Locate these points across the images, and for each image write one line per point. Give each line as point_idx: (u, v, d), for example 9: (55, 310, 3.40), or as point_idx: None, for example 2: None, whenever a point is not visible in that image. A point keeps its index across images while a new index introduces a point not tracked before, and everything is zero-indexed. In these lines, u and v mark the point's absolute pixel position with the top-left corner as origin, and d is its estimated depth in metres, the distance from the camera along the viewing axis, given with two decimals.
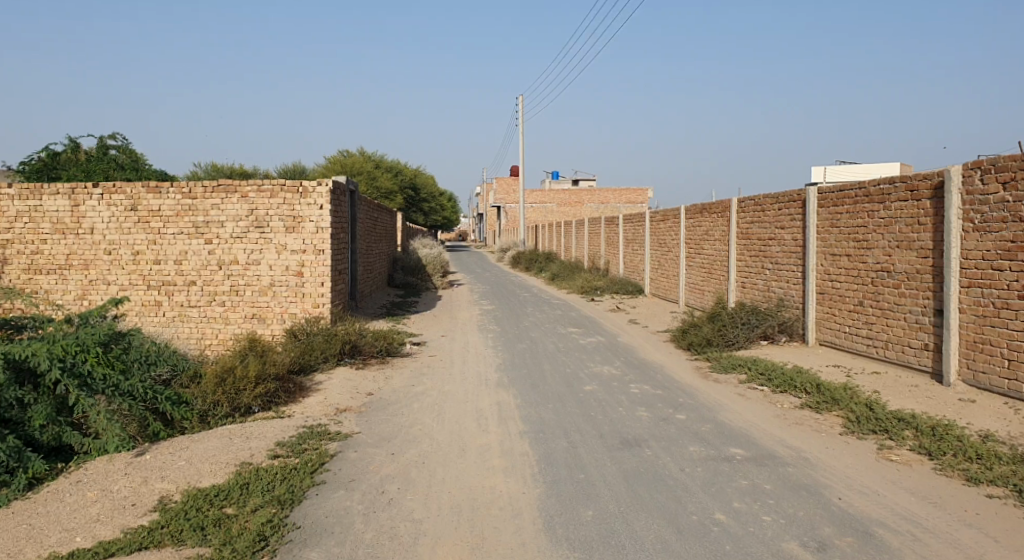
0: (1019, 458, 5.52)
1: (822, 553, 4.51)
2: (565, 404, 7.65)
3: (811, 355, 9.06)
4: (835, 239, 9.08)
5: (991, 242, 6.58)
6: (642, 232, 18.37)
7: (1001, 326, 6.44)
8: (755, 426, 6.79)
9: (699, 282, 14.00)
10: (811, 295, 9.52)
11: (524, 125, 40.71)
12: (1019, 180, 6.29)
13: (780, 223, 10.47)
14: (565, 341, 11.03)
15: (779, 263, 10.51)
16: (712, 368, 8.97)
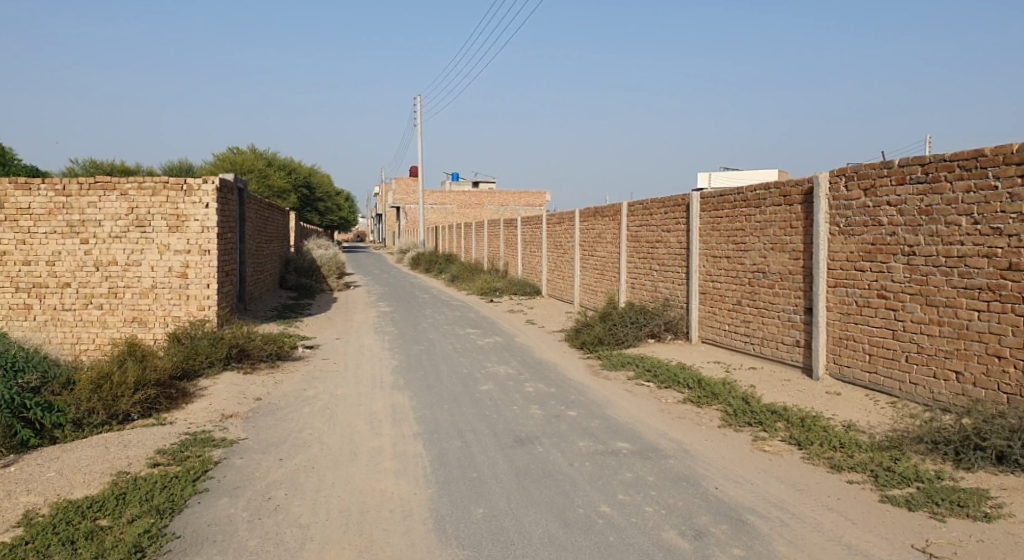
0: (877, 445, 5.97)
1: (697, 540, 4.98)
2: (459, 403, 7.64)
3: (695, 353, 9.42)
4: (716, 241, 9.49)
5: (854, 244, 7.03)
6: (539, 234, 18.69)
7: (863, 323, 6.92)
8: (641, 420, 6.99)
9: (593, 282, 14.35)
10: (694, 295, 9.94)
11: (420, 126, 41.44)
12: (877, 187, 6.74)
13: (667, 227, 10.86)
14: (461, 343, 11.02)
15: (664, 265, 10.92)
16: (604, 365, 9.18)
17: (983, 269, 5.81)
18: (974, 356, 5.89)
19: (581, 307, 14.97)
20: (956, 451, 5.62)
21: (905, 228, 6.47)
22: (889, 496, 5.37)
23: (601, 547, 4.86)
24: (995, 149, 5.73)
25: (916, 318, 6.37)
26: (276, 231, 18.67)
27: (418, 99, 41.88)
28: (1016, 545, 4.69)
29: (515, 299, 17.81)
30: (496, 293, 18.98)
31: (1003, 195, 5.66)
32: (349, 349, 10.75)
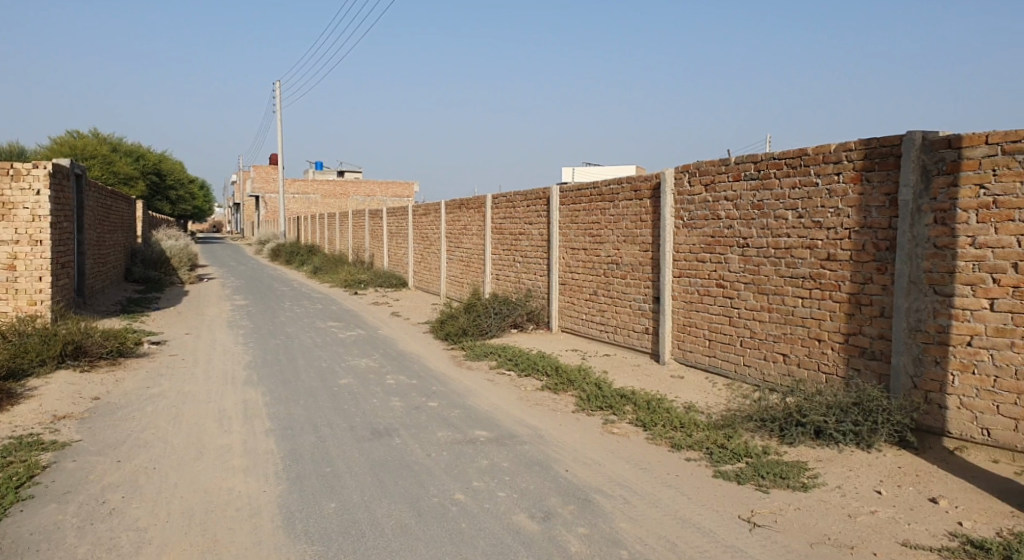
0: (713, 424, 6.40)
1: (545, 521, 5.15)
2: (316, 397, 7.52)
3: (555, 342, 9.72)
4: (574, 234, 9.81)
5: (696, 236, 7.52)
6: (405, 226, 18.66)
7: (704, 311, 7.43)
8: (499, 408, 7.15)
9: (459, 274, 14.47)
10: (555, 286, 10.24)
11: (281, 114, 40.30)
12: (716, 183, 7.24)
13: (529, 219, 11.11)
14: (321, 336, 10.81)
15: (527, 257, 11.18)
16: (467, 356, 9.30)
17: (806, 260, 6.42)
18: (798, 339, 6.51)
19: (447, 298, 15.08)
20: (780, 427, 6.11)
21: (740, 221, 7.00)
22: (722, 471, 5.76)
23: (452, 534, 4.93)
24: (816, 148, 6.31)
25: (750, 305, 6.93)
26: (121, 219, 17.41)
27: (278, 86, 40.78)
28: (827, 511, 5.19)
29: (380, 292, 17.70)
30: (362, 286, 18.76)
31: (823, 191, 6.27)
32: (201, 345, 10.31)
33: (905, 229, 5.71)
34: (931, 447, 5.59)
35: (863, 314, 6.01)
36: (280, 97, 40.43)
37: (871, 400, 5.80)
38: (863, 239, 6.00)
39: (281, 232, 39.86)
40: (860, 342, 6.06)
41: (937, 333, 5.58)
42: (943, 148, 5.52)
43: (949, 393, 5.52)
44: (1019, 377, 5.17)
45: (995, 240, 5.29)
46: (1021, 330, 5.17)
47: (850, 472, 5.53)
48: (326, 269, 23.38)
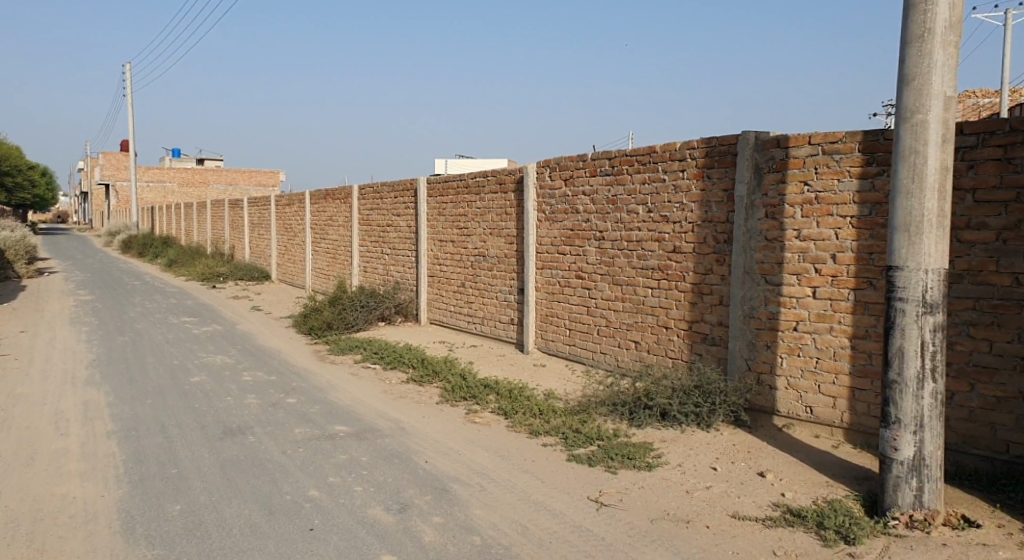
0: (570, 410, 6.67)
1: (401, 513, 5.16)
2: (166, 396, 7.21)
3: (423, 333, 9.83)
4: (441, 226, 9.88)
5: (557, 229, 7.85)
6: (268, 216, 18.18)
7: (565, 301, 7.79)
8: (360, 402, 7.12)
9: (325, 265, 14.21)
10: (422, 278, 10.28)
11: (131, 97, 38.08)
12: (575, 179, 7.59)
13: (396, 211, 11.10)
14: (175, 333, 10.33)
15: (394, 248, 11.17)
16: (330, 350, 9.18)
17: (655, 252, 6.88)
18: (648, 327, 6.95)
19: (313, 291, 14.80)
20: (630, 411, 6.50)
21: (596, 215, 7.39)
22: (575, 455, 5.98)
23: (304, 531, 4.86)
24: (663, 147, 6.75)
25: (606, 295, 7.33)
26: None
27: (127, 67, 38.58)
28: (667, 488, 5.51)
29: (239, 285, 17.09)
30: (221, 278, 18.08)
31: (670, 187, 6.72)
32: (37, 344, 9.61)
33: (740, 223, 6.17)
34: (761, 425, 6.12)
35: (705, 302, 6.50)
36: (130, 80, 38.23)
37: (710, 382, 6.30)
38: (704, 232, 6.48)
39: (132, 221, 37.57)
40: (702, 329, 6.55)
41: (767, 319, 6.08)
42: (772, 148, 5.99)
43: (779, 374, 6.03)
44: (836, 358, 5.68)
45: (817, 234, 5.75)
46: (838, 316, 5.66)
47: (690, 450, 5.94)
48: (184, 262, 22.26)
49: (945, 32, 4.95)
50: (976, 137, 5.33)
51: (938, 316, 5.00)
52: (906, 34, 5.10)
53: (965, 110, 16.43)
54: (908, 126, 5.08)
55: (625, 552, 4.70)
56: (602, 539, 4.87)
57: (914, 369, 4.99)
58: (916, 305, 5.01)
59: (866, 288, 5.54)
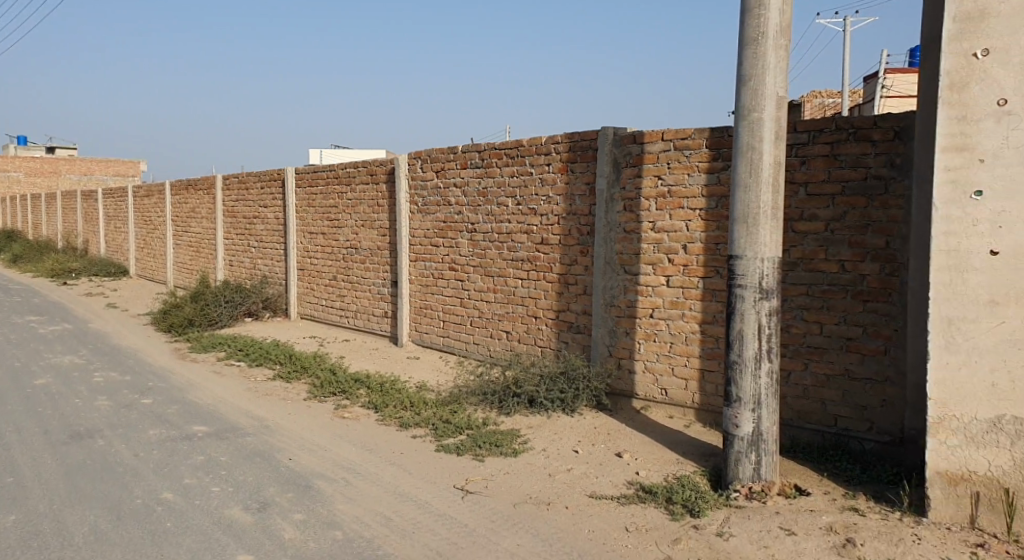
0: (440, 401, 6.77)
1: (260, 512, 5.05)
2: (5, 401, 6.75)
3: (294, 329, 9.78)
4: (311, 218, 9.80)
5: (430, 222, 7.96)
6: (125, 209, 17.29)
7: (438, 294, 7.92)
8: (223, 401, 6.93)
9: (191, 259, 13.61)
10: (292, 270, 10.23)
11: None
12: (446, 171, 7.70)
13: (263, 202, 10.87)
14: (18, 334, 9.64)
15: (263, 241, 10.97)
16: (192, 348, 8.86)
17: (524, 244, 7.05)
18: (518, 317, 7.14)
19: (175, 288, 14.25)
20: (500, 399, 6.63)
21: (468, 208, 7.52)
22: (443, 445, 6.05)
23: (154, 535, 4.68)
24: (530, 141, 6.92)
25: (478, 286, 7.48)
26: None
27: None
28: (532, 473, 5.66)
29: (97, 283, 16.10)
30: (73, 275, 17.07)
31: (537, 180, 6.89)
32: None
33: (600, 215, 6.41)
34: (622, 408, 6.41)
35: (570, 292, 6.72)
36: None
37: (574, 369, 6.53)
38: (569, 224, 6.68)
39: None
40: (568, 318, 6.77)
41: (626, 307, 6.36)
42: (629, 143, 6.24)
43: (637, 359, 6.32)
44: (688, 342, 6.01)
45: (669, 225, 6.05)
46: (689, 303, 5.98)
47: (554, 435, 6.13)
48: (36, 258, 20.68)
49: (777, 37, 5.30)
50: (807, 135, 5.75)
51: (772, 301, 5.37)
52: (742, 38, 5.43)
53: (812, 110, 17.65)
54: (746, 124, 5.41)
55: (486, 538, 4.79)
56: (464, 526, 4.95)
57: (751, 350, 5.34)
58: (753, 291, 5.36)
59: (713, 276, 5.88)
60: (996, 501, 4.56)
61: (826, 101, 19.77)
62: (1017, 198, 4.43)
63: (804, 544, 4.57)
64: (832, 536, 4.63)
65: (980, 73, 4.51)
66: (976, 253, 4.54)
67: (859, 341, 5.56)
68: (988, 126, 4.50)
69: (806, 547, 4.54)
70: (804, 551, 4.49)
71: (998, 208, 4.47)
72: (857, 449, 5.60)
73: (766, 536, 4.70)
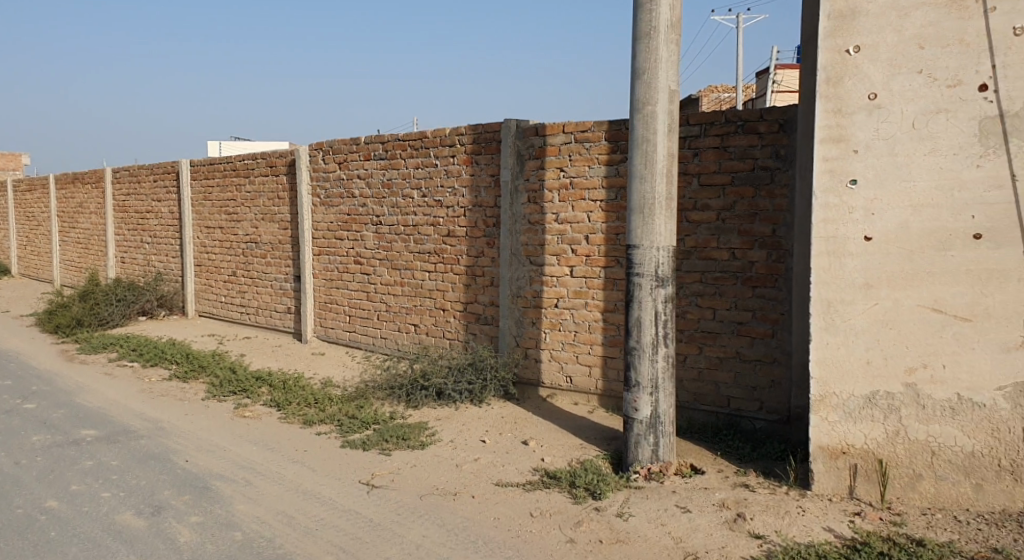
0: (346, 397, 6.70)
1: (154, 516, 4.86)
2: None
3: (189, 327, 9.52)
4: (208, 211, 9.53)
5: (333, 214, 7.88)
6: (5, 205, 16.29)
7: (344, 288, 7.84)
8: (115, 404, 6.65)
9: (81, 257, 12.91)
10: (188, 266, 9.95)
11: None
12: (349, 162, 7.64)
13: (156, 197, 10.49)
14: None
15: (156, 237, 10.60)
16: (82, 349, 8.46)
17: (430, 236, 7.04)
18: (426, 310, 7.13)
19: (61, 287, 13.55)
20: (408, 393, 6.61)
21: (372, 200, 7.47)
22: (349, 441, 5.97)
23: (37, 545, 4.43)
24: (434, 132, 6.92)
25: (385, 280, 7.44)
26: None
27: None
28: (439, 464, 5.66)
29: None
30: None
31: (442, 172, 6.90)
32: None
33: (505, 207, 6.45)
34: (529, 397, 6.51)
35: (478, 284, 6.75)
36: None
37: (482, 359, 6.58)
38: (475, 216, 6.71)
39: None
40: (476, 310, 6.81)
41: (533, 298, 6.43)
42: (531, 135, 6.31)
43: (543, 348, 6.42)
44: (592, 330, 6.15)
45: (572, 217, 6.14)
46: (592, 292, 6.11)
47: (462, 427, 6.15)
48: None
49: (667, 32, 5.42)
50: (699, 127, 5.97)
51: (668, 289, 5.51)
52: (636, 32, 5.54)
53: (710, 105, 18.62)
54: (641, 116, 5.53)
55: (390, 530, 4.75)
56: (368, 520, 4.90)
57: (648, 337, 5.47)
58: (650, 280, 5.49)
59: (615, 266, 6.02)
60: (871, 472, 4.83)
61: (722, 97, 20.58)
62: (886, 187, 4.68)
63: (698, 521, 4.74)
64: (724, 512, 4.82)
65: (853, 68, 4.74)
66: (851, 239, 4.76)
67: (749, 324, 5.81)
68: (860, 119, 4.73)
69: (699, 524, 4.71)
70: (698, 527, 4.66)
71: (870, 196, 4.71)
72: (748, 428, 5.88)
73: (664, 514, 4.86)
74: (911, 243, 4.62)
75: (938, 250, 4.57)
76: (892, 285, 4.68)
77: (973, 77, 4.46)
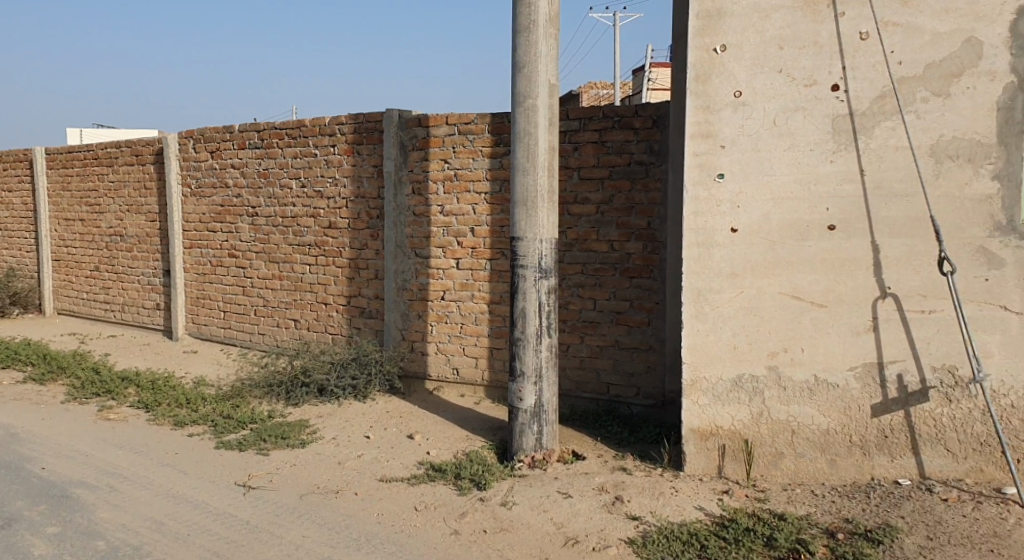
0: (220, 397, 6.47)
1: (4, 529, 4.49)
2: None
3: (47, 326, 8.99)
4: (67, 203, 9.01)
5: (205, 205, 7.62)
6: None
7: (217, 282, 7.62)
8: None
9: None
10: (46, 261, 9.38)
11: None
12: (222, 151, 7.41)
13: (7, 186, 9.79)
14: None
15: (8, 230, 9.90)
16: None
17: (311, 228, 6.88)
18: (307, 304, 6.98)
19: None
20: (287, 390, 6.43)
21: (248, 190, 7.26)
22: (224, 442, 5.75)
23: None
24: (312, 121, 6.76)
25: (263, 273, 7.25)
26: None
27: None
28: (320, 461, 5.54)
29: None
30: None
31: (322, 162, 6.74)
32: None
33: (389, 199, 6.36)
34: (414, 391, 6.47)
35: (361, 277, 6.64)
36: None
37: (366, 354, 6.47)
38: (357, 208, 6.58)
39: None
40: (359, 303, 6.70)
41: (418, 291, 6.38)
42: (414, 126, 6.23)
43: (429, 341, 6.39)
44: (478, 322, 6.16)
45: (457, 209, 6.12)
46: (478, 284, 6.12)
47: (345, 423, 6.04)
48: None
49: (546, 26, 5.40)
50: (578, 121, 6.08)
51: (551, 280, 5.55)
52: (515, 26, 5.48)
53: (589, 100, 19.56)
54: (522, 110, 5.50)
55: (269, 532, 4.56)
56: (245, 522, 4.69)
57: (532, 328, 5.50)
58: (533, 271, 5.51)
59: (500, 257, 6.05)
60: (738, 451, 5.07)
61: (603, 94, 21.27)
62: (750, 180, 4.91)
63: (579, 506, 4.84)
64: (603, 496, 4.94)
65: (719, 67, 4.94)
66: (719, 230, 4.96)
67: (627, 313, 6.01)
68: (727, 116, 4.94)
69: (580, 508, 4.81)
70: (578, 512, 4.75)
71: (736, 189, 4.93)
72: (626, 412, 6.08)
73: (546, 501, 4.93)
74: (772, 233, 4.87)
75: (796, 240, 4.83)
76: (755, 274, 4.91)
77: (826, 78, 4.73)
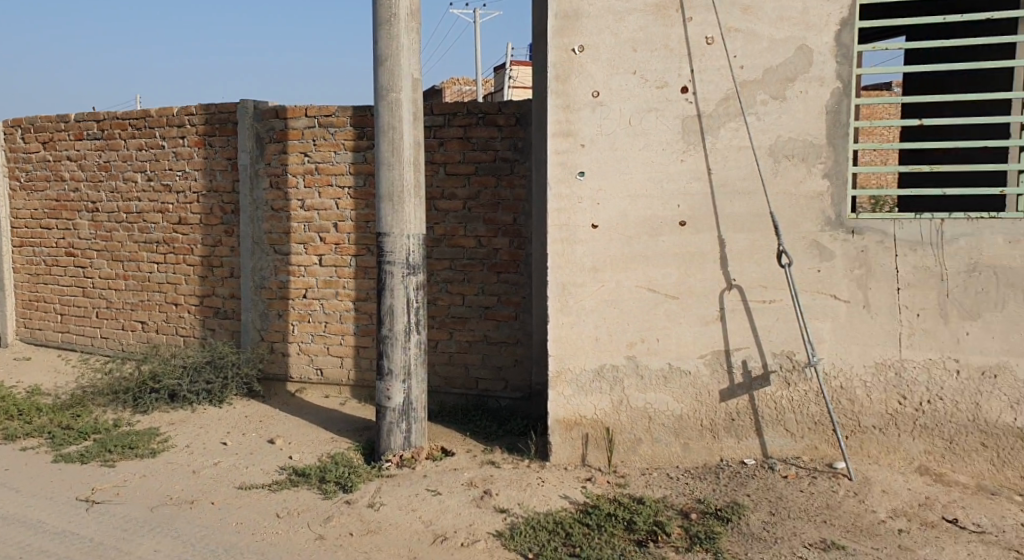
0: (56, 407, 6.04)
1: None
2: None
3: None
4: None
5: (37, 200, 7.27)
6: None
7: (52, 282, 7.27)
8: None
9: None
10: None
11: None
12: (56, 141, 7.09)
13: None
14: None
15: None
16: None
17: (158, 224, 6.57)
18: (155, 305, 6.67)
19: None
20: (134, 397, 6.06)
21: (86, 184, 6.93)
22: (62, 455, 5.33)
23: None
24: (159, 112, 6.49)
25: (104, 273, 6.91)
26: None
27: None
28: (172, 470, 5.24)
29: None
30: None
31: (170, 154, 6.46)
32: None
33: (245, 193, 6.11)
34: (275, 394, 6.27)
35: (215, 276, 6.37)
36: None
37: (222, 356, 6.20)
38: (209, 203, 6.31)
39: None
40: (214, 303, 6.43)
41: (278, 289, 6.17)
42: (271, 118, 6.01)
43: (291, 341, 6.20)
44: (342, 320, 6.03)
45: (319, 204, 5.96)
46: (342, 281, 5.99)
47: (199, 430, 5.75)
48: None
49: (408, 19, 5.29)
50: (443, 117, 6.05)
51: (420, 276, 5.48)
52: (376, 18, 5.30)
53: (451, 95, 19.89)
54: (386, 103, 5.36)
55: (116, 549, 4.21)
56: (88, 541, 4.30)
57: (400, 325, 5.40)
58: (401, 267, 5.41)
59: (365, 254, 5.94)
60: (600, 439, 5.22)
61: (466, 91, 21.57)
62: (609, 178, 5.05)
63: (447, 502, 4.82)
64: (471, 490, 4.94)
65: (578, 67, 5.06)
66: (581, 226, 5.08)
67: (495, 309, 6.06)
68: (586, 115, 5.06)
69: (448, 504, 4.78)
70: (447, 508, 4.72)
71: (596, 186, 5.06)
72: (494, 406, 6.15)
73: (415, 499, 4.86)
74: (629, 229, 5.03)
75: (651, 236, 5.01)
76: (615, 268, 5.07)
77: (676, 80, 4.93)
